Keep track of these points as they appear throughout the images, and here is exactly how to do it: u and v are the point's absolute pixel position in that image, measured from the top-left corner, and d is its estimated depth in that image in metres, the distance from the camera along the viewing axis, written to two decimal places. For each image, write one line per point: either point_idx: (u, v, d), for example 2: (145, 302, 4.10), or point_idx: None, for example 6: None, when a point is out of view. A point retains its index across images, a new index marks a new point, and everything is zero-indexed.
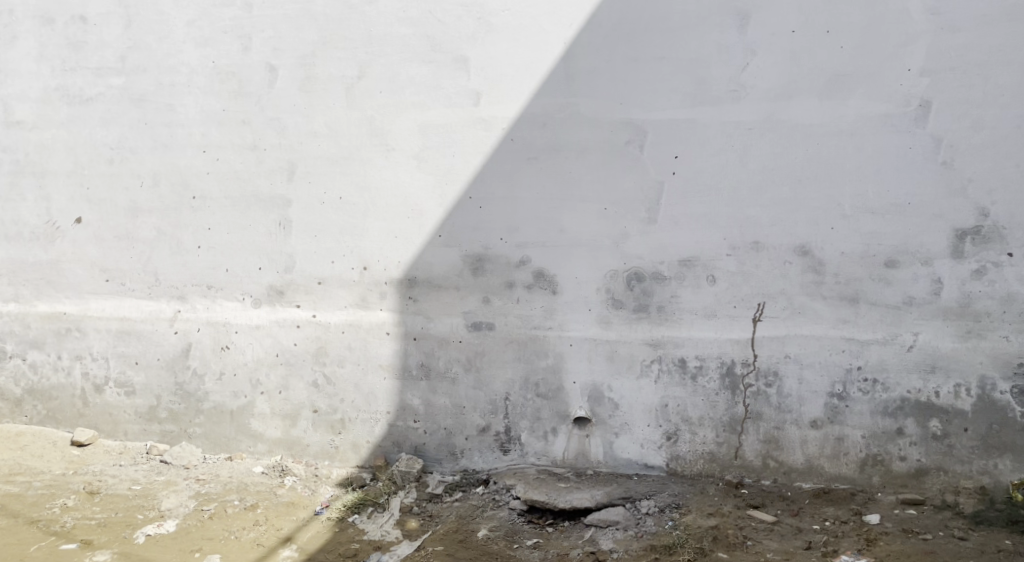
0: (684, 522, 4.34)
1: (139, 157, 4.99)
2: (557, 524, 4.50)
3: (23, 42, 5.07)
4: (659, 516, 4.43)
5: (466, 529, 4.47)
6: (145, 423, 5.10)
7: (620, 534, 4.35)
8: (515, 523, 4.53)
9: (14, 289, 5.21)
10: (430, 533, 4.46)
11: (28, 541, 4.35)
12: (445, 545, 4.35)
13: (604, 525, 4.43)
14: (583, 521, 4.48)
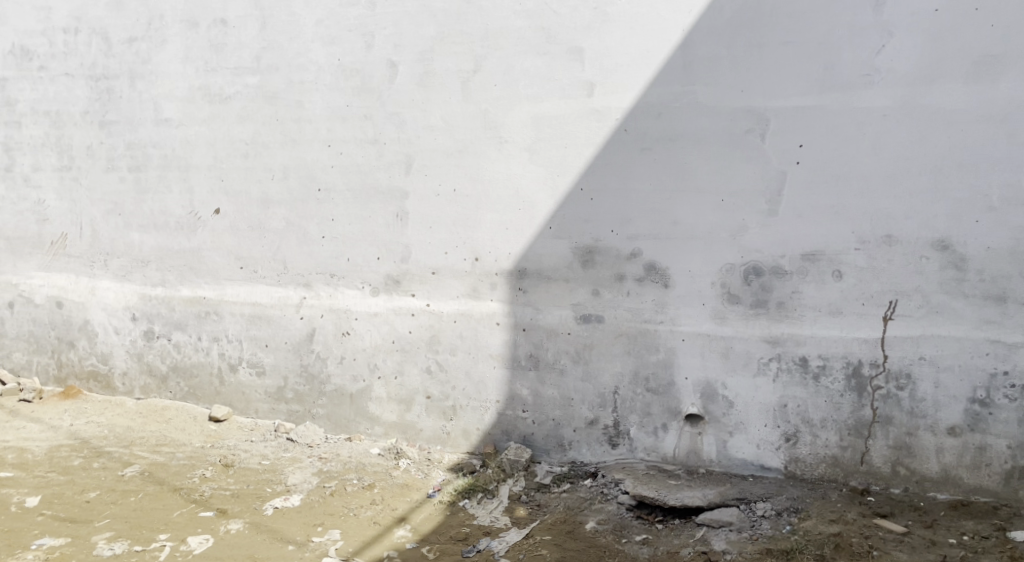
0: (803, 527, 4.17)
1: (271, 151, 5.28)
2: (667, 522, 4.42)
3: (171, 44, 5.44)
4: (776, 520, 4.27)
5: (574, 521, 4.49)
6: (273, 402, 5.43)
7: (733, 535, 4.23)
8: (624, 518, 4.49)
9: (161, 274, 5.64)
10: (538, 522, 4.51)
11: (171, 507, 4.70)
12: (552, 535, 4.38)
13: (717, 525, 4.31)
14: (695, 520, 4.38)
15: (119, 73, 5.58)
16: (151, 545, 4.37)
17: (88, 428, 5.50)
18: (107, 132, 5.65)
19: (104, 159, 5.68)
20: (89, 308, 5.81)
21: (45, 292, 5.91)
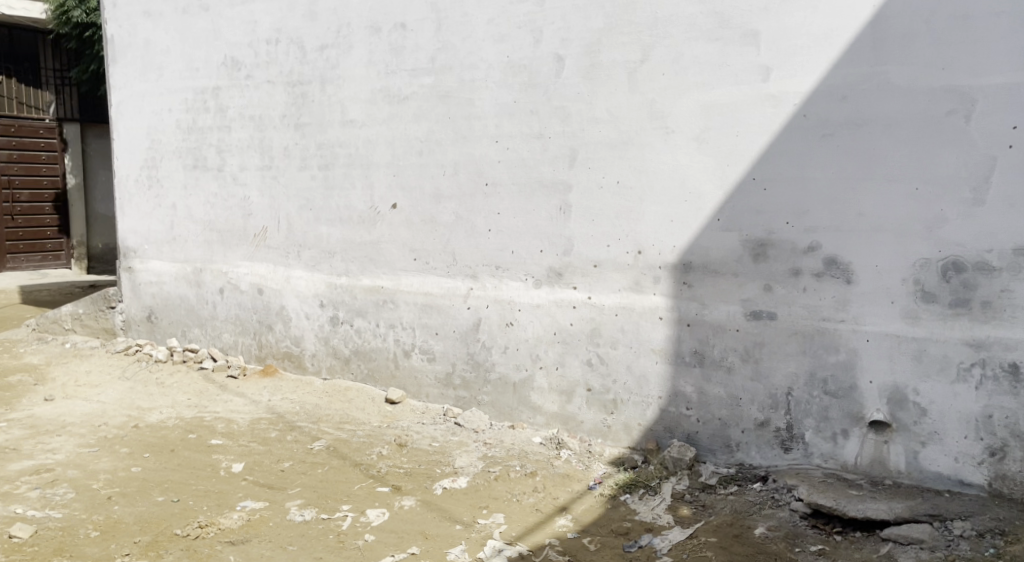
0: (1010, 552, 3.73)
1: (443, 148, 5.49)
2: (846, 534, 4.12)
3: (357, 50, 5.81)
4: (977, 541, 3.84)
5: (742, 524, 4.27)
6: (442, 388, 5.69)
7: (925, 554, 3.85)
8: (797, 526, 4.22)
9: (345, 265, 6.06)
10: (703, 523, 4.34)
11: (352, 480, 5.04)
12: (719, 537, 4.19)
13: (905, 542, 3.94)
14: (879, 535, 4.04)
15: (311, 79, 6.04)
16: (335, 514, 4.67)
17: (283, 404, 6.07)
18: (301, 134, 6.14)
19: (299, 159, 6.19)
20: (284, 294, 6.36)
21: (248, 279, 6.55)
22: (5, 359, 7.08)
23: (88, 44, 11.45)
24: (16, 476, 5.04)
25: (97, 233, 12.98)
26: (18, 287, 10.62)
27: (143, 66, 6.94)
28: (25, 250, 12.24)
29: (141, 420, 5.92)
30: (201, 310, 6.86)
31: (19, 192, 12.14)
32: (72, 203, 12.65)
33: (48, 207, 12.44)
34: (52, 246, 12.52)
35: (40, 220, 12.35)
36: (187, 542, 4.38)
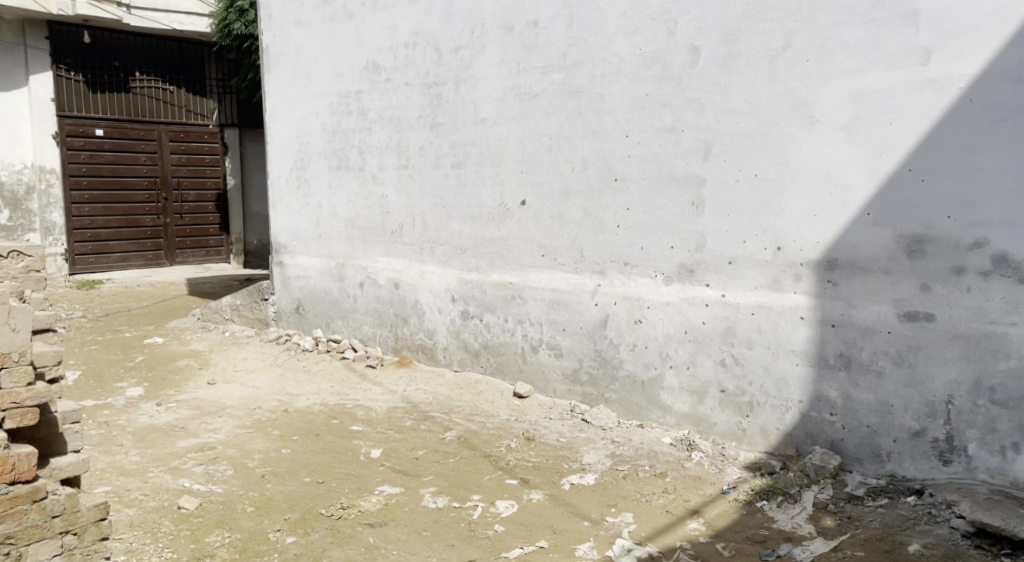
0: None
1: (572, 144, 5.47)
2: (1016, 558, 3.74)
3: (489, 50, 5.88)
4: None
5: (893, 540, 3.97)
6: (570, 383, 5.69)
7: None
8: (958, 545, 3.87)
9: (475, 261, 6.17)
10: (849, 536, 4.07)
11: (482, 471, 5.12)
12: (867, 552, 3.92)
13: None
14: None
15: (446, 79, 6.17)
16: (466, 503, 4.78)
17: (418, 394, 6.27)
18: (436, 133, 6.29)
19: (433, 158, 6.35)
20: (419, 288, 6.57)
21: (386, 274, 6.80)
22: (174, 345, 7.69)
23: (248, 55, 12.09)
24: (184, 452, 5.45)
25: (252, 230, 13.79)
26: (186, 280, 11.51)
27: (293, 73, 7.32)
28: (190, 245, 13.19)
29: (290, 405, 6.27)
30: (343, 302, 7.18)
31: (186, 192, 13.05)
32: (232, 203, 13.48)
33: (211, 206, 13.34)
34: (214, 241, 13.45)
35: (202, 217, 13.26)
36: (331, 522, 4.60)
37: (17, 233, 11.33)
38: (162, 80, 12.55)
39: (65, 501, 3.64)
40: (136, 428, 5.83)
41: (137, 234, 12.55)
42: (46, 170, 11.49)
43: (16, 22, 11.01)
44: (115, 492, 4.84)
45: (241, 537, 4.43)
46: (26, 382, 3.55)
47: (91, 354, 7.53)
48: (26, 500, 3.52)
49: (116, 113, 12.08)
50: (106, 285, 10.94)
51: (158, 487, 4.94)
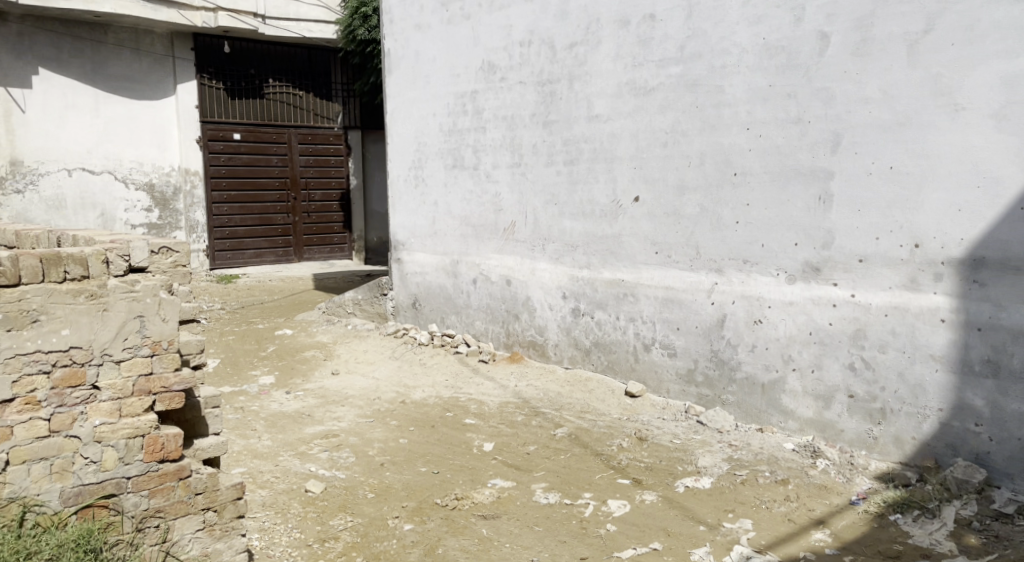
0: None
1: (689, 138, 5.32)
2: None
3: (605, 45, 5.78)
4: None
5: None
6: (684, 384, 5.55)
7: None
8: None
9: (587, 258, 6.12)
10: (995, 556, 3.82)
11: (593, 470, 5.05)
12: None
13: None
14: None
15: (560, 76, 6.11)
16: (578, 500, 4.72)
17: (529, 390, 6.27)
18: (549, 131, 6.26)
19: (546, 155, 6.33)
20: (530, 285, 6.57)
21: (498, 271, 6.83)
22: (302, 337, 7.95)
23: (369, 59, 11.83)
24: (310, 438, 5.61)
25: (372, 229, 13.71)
26: (311, 275, 11.89)
27: (412, 74, 7.41)
28: (316, 243, 13.20)
29: (407, 396, 6.38)
30: (456, 298, 7.24)
31: (313, 192, 13.06)
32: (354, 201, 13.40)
33: (335, 206, 13.30)
34: (338, 239, 13.40)
35: (328, 216, 13.26)
36: (445, 512, 4.63)
37: (165, 231, 11.62)
38: (292, 86, 12.54)
39: (207, 480, 3.68)
40: (268, 414, 6.06)
41: (268, 232, 12.68)
42: (190, 172, 11.74)
43: (166, 35, 11.29)
44: (249, 474, 5.03)
45: (363, 521, 4.53)
46: (175, 367, 3.56)
47: (228, 343, 7.91)
48: (173, 477, 3.59)
49: (251, 118, 12.17)
50: (242, 279, 11.45)
51: (287, 470, 5.10)
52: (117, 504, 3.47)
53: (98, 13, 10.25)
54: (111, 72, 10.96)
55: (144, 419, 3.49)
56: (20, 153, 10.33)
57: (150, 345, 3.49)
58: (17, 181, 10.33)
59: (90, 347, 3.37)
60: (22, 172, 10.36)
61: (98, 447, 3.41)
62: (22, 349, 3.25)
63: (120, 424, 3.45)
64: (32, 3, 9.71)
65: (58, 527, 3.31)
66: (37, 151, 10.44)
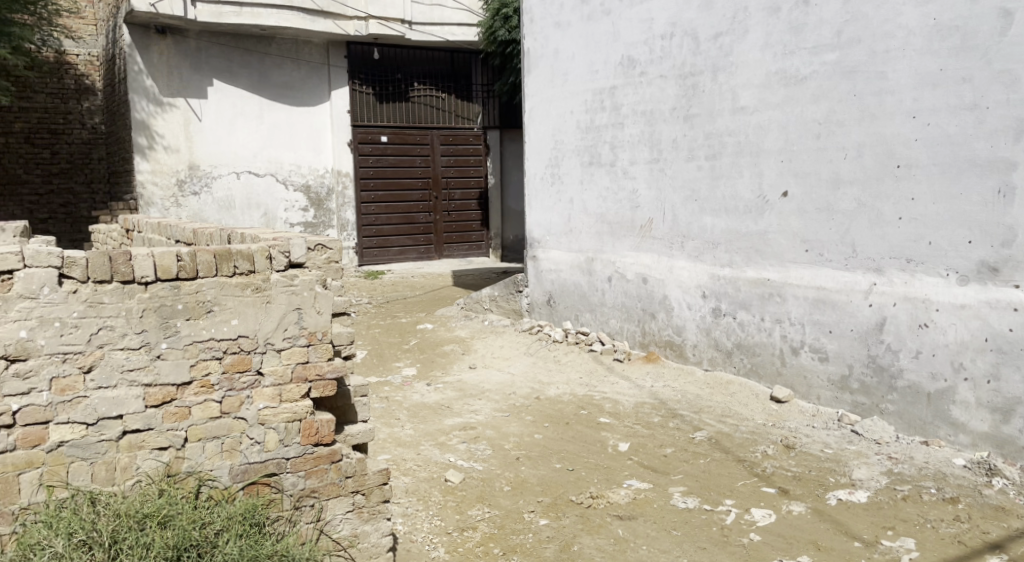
0: None
1: (845, 128, 5.02)
2: None
3: (752, 34, 5.52)
4: None
5: None
6: (837, 391, 5.24)
7: None
8: None
9: (729, 256, 5.88)
10: None
11: (736, 476, 4.83)
12: None
13: None
14: None
15: (704, 68, 5.90)
16: (718, 507, 4.52)
17: (666, 391, 6.10)
18: (690, 125, 6.06)
19: (686, 150, 6.13)
20: (668, 284, 6.39)
21: (635, 269, 6.68)
22: (441, 331, 8.09)
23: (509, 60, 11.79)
24: (450, 429, 5.67)
25: (510, 226, 13.83)
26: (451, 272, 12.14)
27: (551, 73, 7.35)
28: (456, 240, 13.43)
29: (542, 393, 6.34)
30: (592, 295, 7.14)
31: (453, 191, 13.29)
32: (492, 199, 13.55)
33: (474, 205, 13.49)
34: (476, 236, 13.59)
35: (465, 215, 13.45)
36: (580, 509, 4.56)
37: (320, 230, 12.08)
38: (435, 88, 12.78)
39: (357, 464, 3.78)
40: (411, 405, 6.17)
41: (411, 230, 13.00)
42: (342, 173, 12.16)
43: (322, 46, 11.69)
44: (394, 460, 5.13)
45: (499, 513, 4.52)
46: (328, 356, 3.67)
47: (374, 335, 8.15)
48: (326, 460, 3.70)
49: (395, 120, 12.50)
50: (387, 275, 11.80)
51: (428, 459, 5.16)
52: (277, 482, 3.60)
53: (264, 27, 10.74)
54: (275, 82, 11.44)
55: (302, 404, 3.61)
56: (198, 158, 10.86)
57: (307, 336, 3.61)
58: (194, 183, 10.85)
59: (255, 336, 3.51)
60: (199, 175, 10.89)
61: (262, 429, 3.55)
62: (198, 337, 3.41)
63: (281, 409, 3.58)
64: (208, 20, 10.25)
65: (228, 500, 3.46)
66: (212, 156, 10.98)
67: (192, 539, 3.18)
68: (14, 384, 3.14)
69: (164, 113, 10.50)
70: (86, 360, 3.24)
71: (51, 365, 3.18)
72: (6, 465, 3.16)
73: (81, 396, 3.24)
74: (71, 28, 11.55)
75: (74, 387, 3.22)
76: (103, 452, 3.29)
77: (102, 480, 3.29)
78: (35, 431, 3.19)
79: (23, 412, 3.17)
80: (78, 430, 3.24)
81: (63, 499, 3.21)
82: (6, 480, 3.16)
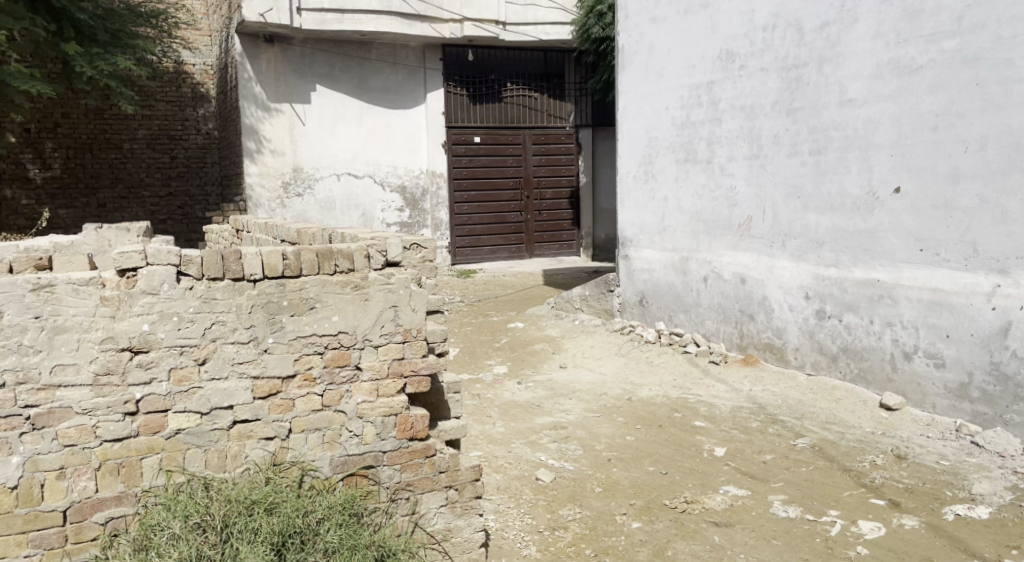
0: None
1: (966, 120, 4.80)
2: None
3: (862, 23, 5.31)
4: None
5: None
6: (955, 399, 5.01)
7: None
8: None
9: (835, 256, 5.65)
10: None
11: (842, 486, 4.61)
12: None
13: None
14: None
15: (809, 60, 5.69)
16: (822, 517, 4.31)
17: (764, 395, 5.89)
18: (793, 119, 5.85)
19: (789, 145, 5.91)
20: (768, 285, 6.18)
21: (732, 269, 6.48)
22: (532, 330, 8.05)
23: (603, 57, 11.79)
24: (540, 428, 5.61)
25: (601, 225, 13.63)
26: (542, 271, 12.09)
27: (645, 69, 7.19)
28: (547, 239, 13.39)
29: (634, 394, 6.22)
30: (686, 296, 6.96)
31: (544, 190, 13.25)
32: (584, 198, 13.43)
33: (565, 204, 13.42)
34: (567, 236, 13.50)
35: (557, 214, 13.39)
36: (675, 514, 4.43)
37: (414, 229, 12.21)
38: (528, 88, 12.78)
39: (450, 459, 3.75)
40: (502, 402, 6.15)
41: (503, 230, 13.05)
42: (437, 174, 12.25)
43: (418, 48, 11.82)
44: (485, 457, 5.11)
45: (590, 514, 4.43)
46: (423, 353, 3.66)
47: (466, 333, 8.17)
48: (420, 455, 3.70)
49: (489, 121, 12.57)
50: (479, 274, 11.84)
51: (519, 458, 5.11)
52: (374, 474, 3.62)
53: (364, 33, 10.94)
54: (374, 85, 11.62)
55: (397, 399, 3.62)
56: (302, 161, 11.16)
57: (402, 332, 3.62)
58: (298, 186, 11.16)
59: (354, 331, 3.54)
60: (302, 178, 11.19)
61: (360, 422, 3.57)
62: (302, 332, 3.46)
63: (378, 403, 3.59)
64: (313, 28, 10.54)
65: (328, 491, 3.50)
66: (315, 159, 11.28)
67: (297, 526, 3.25)
68: (137, 374, 3.24)
69: (270, 119, 10.86)
70: (201, 353, 3.32)
71: (170, 357, 3.28)
72: (129, 449, 3.25)
73: (196, 386, 3.33)
74: (188, 39, 11.98)
75: (190, 377, 3.31)
76: (216, 441, 3.37)
77: (214, 467, 3.37)
78: (156, 419, 3.28)
79: (146, 400, 3.26)
80: (194, 418, 3.33)
81: (180, 484, 3.30)
82: (129, 464, 3.25)
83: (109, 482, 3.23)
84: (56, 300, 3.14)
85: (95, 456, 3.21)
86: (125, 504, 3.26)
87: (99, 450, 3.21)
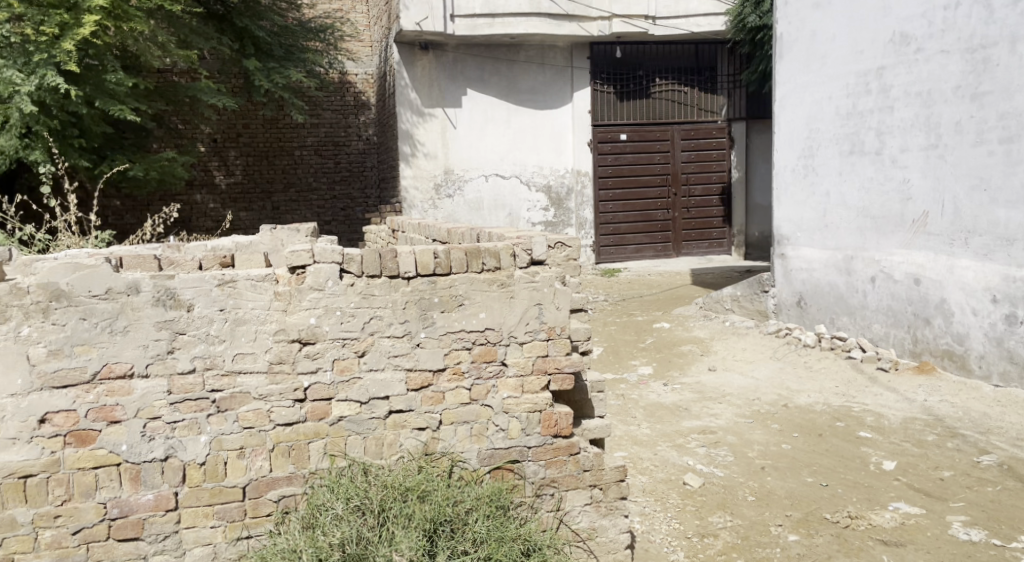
0: None
1: None
2: None
3: None
4: None
5: None
6: None
7: None
8: None
9: None
10: None
11: None
12: None
13: None
14: None
15: (999, 39, 5.21)
16: (1011, 543, 3.91)
17: (942, 407, 5.41)
18: (980, 104, 5.37)
19: (973, 134, 5.42)
20: (947, 286, 5.68)
21: (905, 268, 6.00)
22: (679, 330, 7.79)
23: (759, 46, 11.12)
24: (688, 432, 5.39)
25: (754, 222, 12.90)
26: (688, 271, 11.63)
27: (806, 57, 6.75)
28: (695, 237, 12.98)
29: (791, 400, 5.86)
30: (851, 297, 6.49)
31: (693, 187, 12.88)
32: (736, 194, 12.88)
33: (716, 201, 12.97)
34: (717, 234, 13.04)
35: (707, 212, 12.98)
36: (838, 529, 4.11)
37: (559, 227, 12.10)
38: (678, 83, 12.45)
39: (594, 458, 3.63)
40: (648, 404, 5.96)
41: (649, 228, 12.78)
42: (582, 173, 12.12)
43: (566, 48, 11.74)
44: (630, 458, 4.95)
45: (743, 523, 4.19)
46: (567, 351, 3.56)
47: (611, 333, 8.00)
48: (564, 452, 3.60)
49: (637, 118, 12.35)
50: (624, 274, 11.63)
51: (667, 461, 4.92)
52: (520, 469, 3.56)
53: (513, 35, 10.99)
54: (523, 87, 11.64)
55: (542, 396, 3.53)
56: (452, 163, 11.35)
57: (546, 330, 3.53)
58: (449, 188, 11.37)
59: (500, 328, 3.48)
60: (454, 180, 11.39)
61: (506, 417, 3.51)
62: (451, 328, 3.44)
63: (522, 399, 3.52)
64: (465, 33, 10.69)
65: (476, 482, 3.46)
66: (465, 160, 11.44)
67: (447, 514, 3.22)
68: (305, 364, 3.32)
69: (425, 123, 11.16)
70: (361, 346, 3.37)
71: (334, 348, 3.34)
72: (299, 433, 3.34)
73: (357, 377, 3.38)
74: (353, 51, 12.53)
75: (351, 368, 3.37)
76: (374, 429, 3.40)
77: (373, 454, 3.41)
78: (321, 406, 3.35)
79: (313, 388, 3.34)
80: (354, 407, 3.38)
81: (342, 468, 3.36)
82: (299, 447, 3.34)
83: (282, 463, 3.33)
84: (238, 295, 3.26)
85: (269, 438, 3.31)
86: (296, 484, 3.35)
87: (273, 432, 3.31)
